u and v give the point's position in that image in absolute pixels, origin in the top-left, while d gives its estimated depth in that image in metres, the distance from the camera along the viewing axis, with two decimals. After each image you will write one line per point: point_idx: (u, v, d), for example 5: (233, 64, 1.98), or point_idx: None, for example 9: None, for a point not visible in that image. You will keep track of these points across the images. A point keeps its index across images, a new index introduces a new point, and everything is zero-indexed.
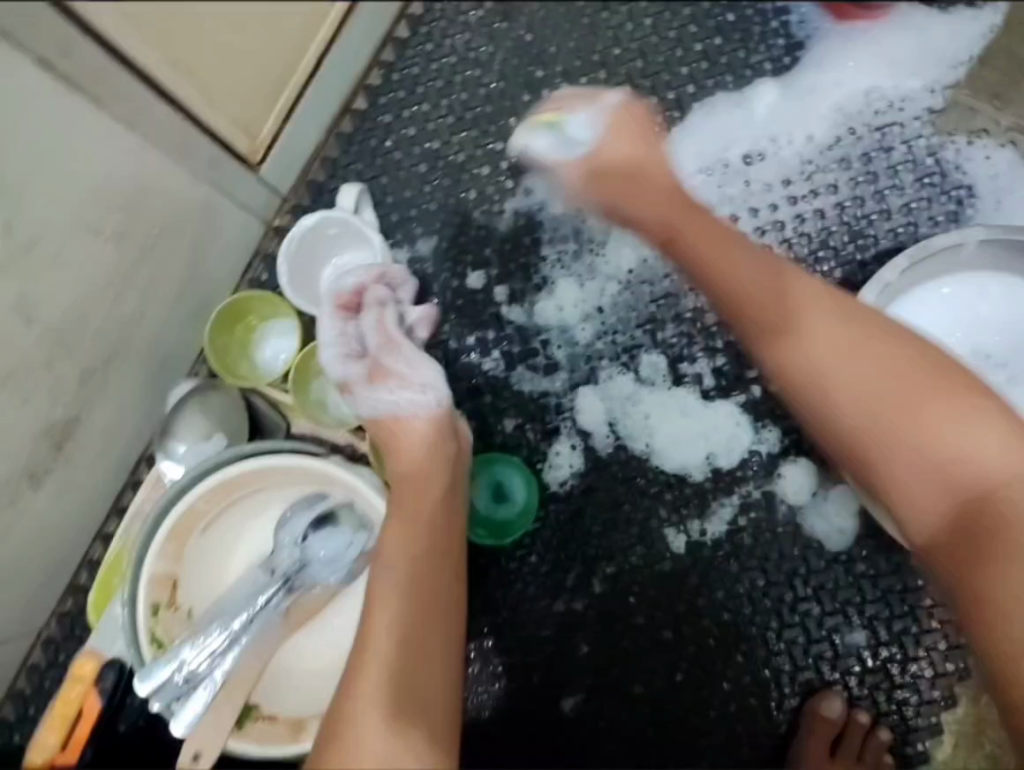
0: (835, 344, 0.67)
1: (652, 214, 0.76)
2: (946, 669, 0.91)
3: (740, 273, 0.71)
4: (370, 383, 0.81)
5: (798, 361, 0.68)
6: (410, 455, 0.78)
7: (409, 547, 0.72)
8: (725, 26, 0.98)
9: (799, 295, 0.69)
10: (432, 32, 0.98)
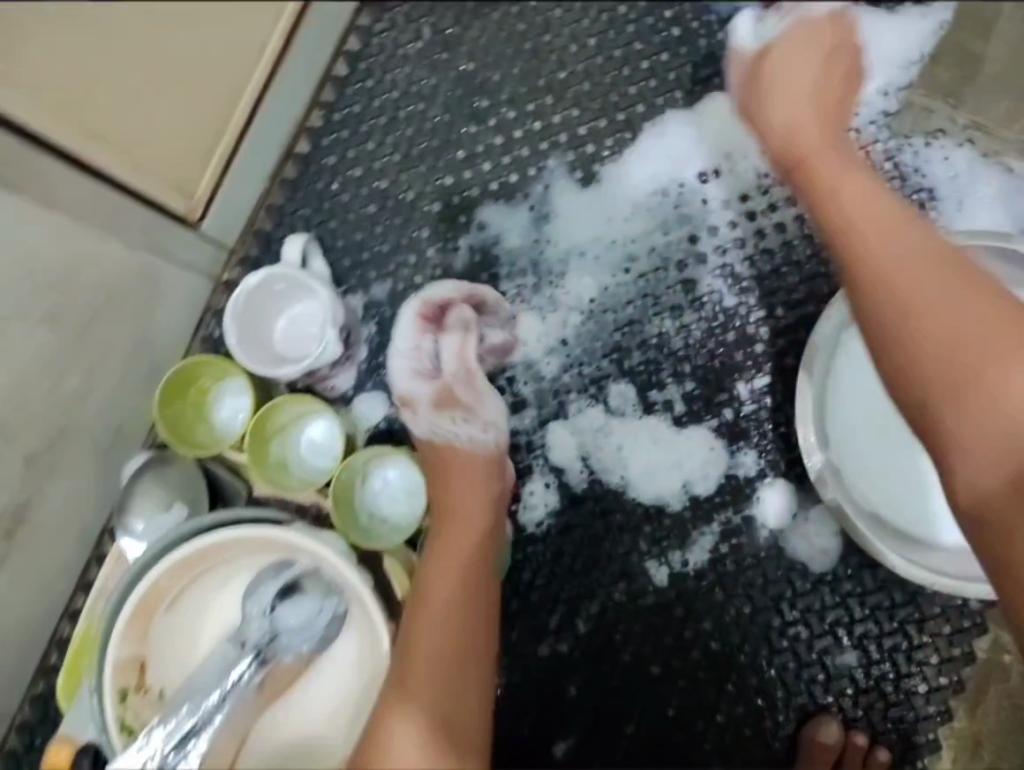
0: (918, 269, 0.66)
1: (782, 136, 0.78)
2: (940, 683, 0.89)
3: (845, 192, 0.72)
4: (435, 408, 0.86)
5: (873, 275, 0.67)
6: (455, 487, 0.82)
7: (454, 576, 0.77)
8: (672, 41, 0.95)
9: (904, 220, 0.68)
10: (372, 67, 0.95)
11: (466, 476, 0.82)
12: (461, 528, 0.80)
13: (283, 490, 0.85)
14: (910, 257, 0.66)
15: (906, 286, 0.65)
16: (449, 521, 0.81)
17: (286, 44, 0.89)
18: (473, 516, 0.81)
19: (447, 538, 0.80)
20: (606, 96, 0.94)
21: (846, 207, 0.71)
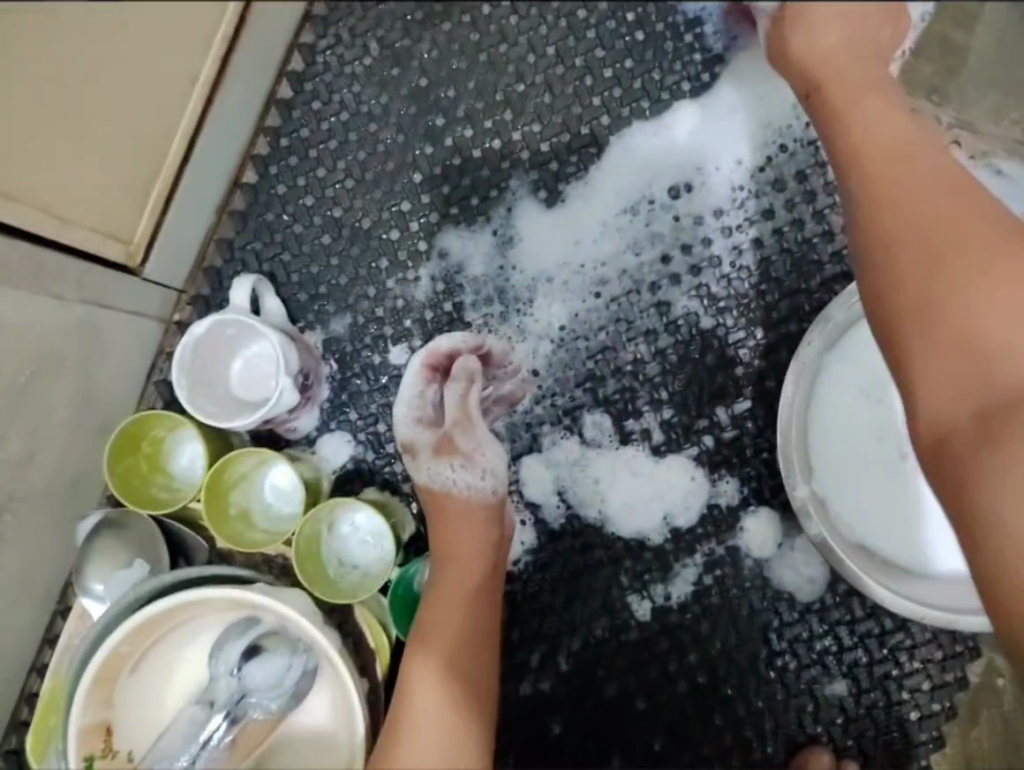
0: (923, 214, 0.62)
1: (804, 58, 0.71)
2: (932, 710, 0.88)
3: (864, 120, 0.67)
4: (436, 455, 0.83)
5: (876, 210, 0.64)
6: (457, 534, 0.79)
7: (455, 623, 0.75)
8: (636, 46, 0.89)
9: (922, 156, 0.64)
10: (318, 88, 0.89)
11: (467, 522, 0.79)
12: (464, 576, 0.77)
13: (242, 545, 0.81)
14: (919, 198, 0.63)
15: (909, 228, 0.62)
16: (448, 568, 0.77)
17: (220, 70, 0.83)
18: (475, 563, 0.78)
19: (448, 585, 0.76)
20: (568, 109, 0.89)
21: (862, 140, 0.66)
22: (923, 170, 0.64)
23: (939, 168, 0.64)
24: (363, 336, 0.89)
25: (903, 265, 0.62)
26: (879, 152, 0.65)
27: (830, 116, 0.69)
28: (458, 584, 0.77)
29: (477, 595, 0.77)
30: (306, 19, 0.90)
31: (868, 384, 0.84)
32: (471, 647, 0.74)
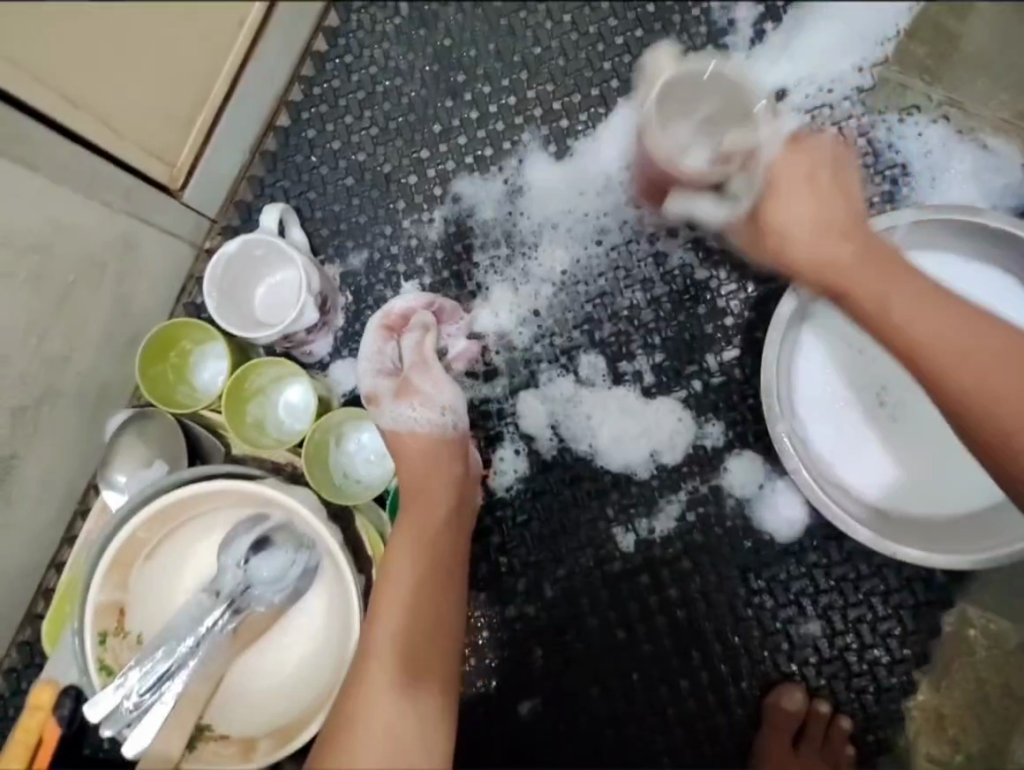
0: (1011, 376, 0.64)
1: (816, 276, 0.71)
2: (903, 656, 0.90)
3: (910, 325, 0.66)
4: (395, 399, 0.86)
5: (976, 403, 0.64)
6: (419, 472, 0.83)
7: (420, 561, 0.79)
8: (646, 16, 0.96)
9: (972, 336, 0.65)
10: (351, 44, 0.97)
11: (433, 464, 0.83)
12: (430, 517, 0.81)
13: (259, 453, 0.88)
14: (1007, 369, 0.64)
15: (1009, 403, 0.64)
16: (413, 505, 0.82)
17: (265, 16, 0.91)
18: (441, 503, 0.82)
19: (412, 523, 0.80)
20: (580, 72, 0.96)
21: (927, 353, 0.66)
22: (982, 341, 0.65)
23: (999, 340, 0.65)
24: (377, 271, 0.96)
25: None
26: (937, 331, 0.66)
27: (877, 311, 0.68)
28: (424, 521, 0.81)
29: (442, 534, 0.81)
30: None
31: (848, 334, 0.88)
32: (437, 583, 0.79)
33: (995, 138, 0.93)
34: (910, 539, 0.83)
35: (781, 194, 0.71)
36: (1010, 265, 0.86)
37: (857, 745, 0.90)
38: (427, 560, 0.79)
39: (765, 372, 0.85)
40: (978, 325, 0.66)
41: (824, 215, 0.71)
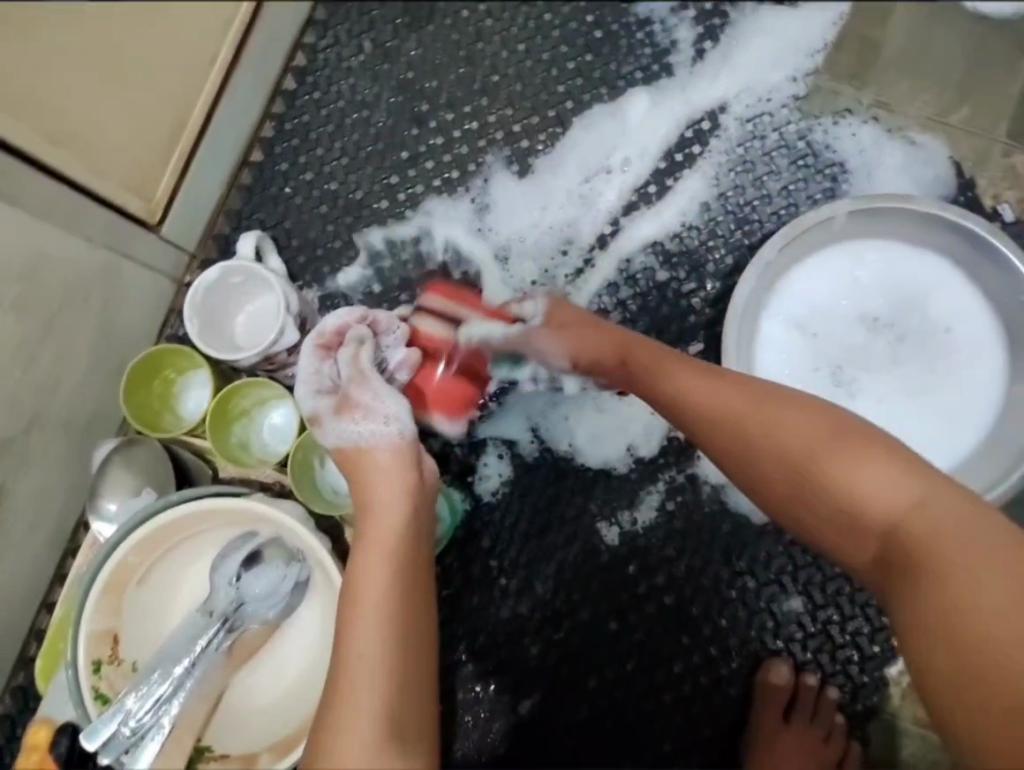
0: (733, 413, 0.71)
1: (600, 355, 0.82)
2: (882, 623, 0.94)
3: (675, 381, 0.75)
4: (336, 417, 0.82)
5: (710, 441, 0.73)
6: (375, 487, 0.78)
7: (389, 575, 0.72)
8: (595, 42, 1.03)
9: (712, 385, 0.73)
10: (319, 80, 1.01)
11: (392, 473, 0.79)
12: (396, 527, 0.75)
13: (246, 472, 0.90)
14: (737, 405, 0.71)
15: (746, 439, 0.70)
16: (374, 517, 0.76)
17: (235, 55, 0.95)
18: (407, 511, 0.77)
19: (376, 537, 0.74)
20: (536, 96, 1.02)
21: (675, 407, 0.75)
22: (720, 388, 0.73)
23: (748, 384, 0.73)
24: (355, 294, 0.98)
25: (765, 460, 0.69)
26: (674, 390, 0.75)
27: (637, 381, 0.79)
28: (390, 532, 0.75)
29: (410, 546, 0.75)
30: (309, 22, 1.02)
31: (803, 320, 0.94)
32: (412, 597, 0.72)
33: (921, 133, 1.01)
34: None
35: (562, 315, 0.85)
36: (942, 246, 0.93)
37: (846, 713, 0.93)
38: (398, 573, 0.73)
39: (729, 363, 0.89)
40: (710, 378, 0.74)
41: (581, 334, 0.83)
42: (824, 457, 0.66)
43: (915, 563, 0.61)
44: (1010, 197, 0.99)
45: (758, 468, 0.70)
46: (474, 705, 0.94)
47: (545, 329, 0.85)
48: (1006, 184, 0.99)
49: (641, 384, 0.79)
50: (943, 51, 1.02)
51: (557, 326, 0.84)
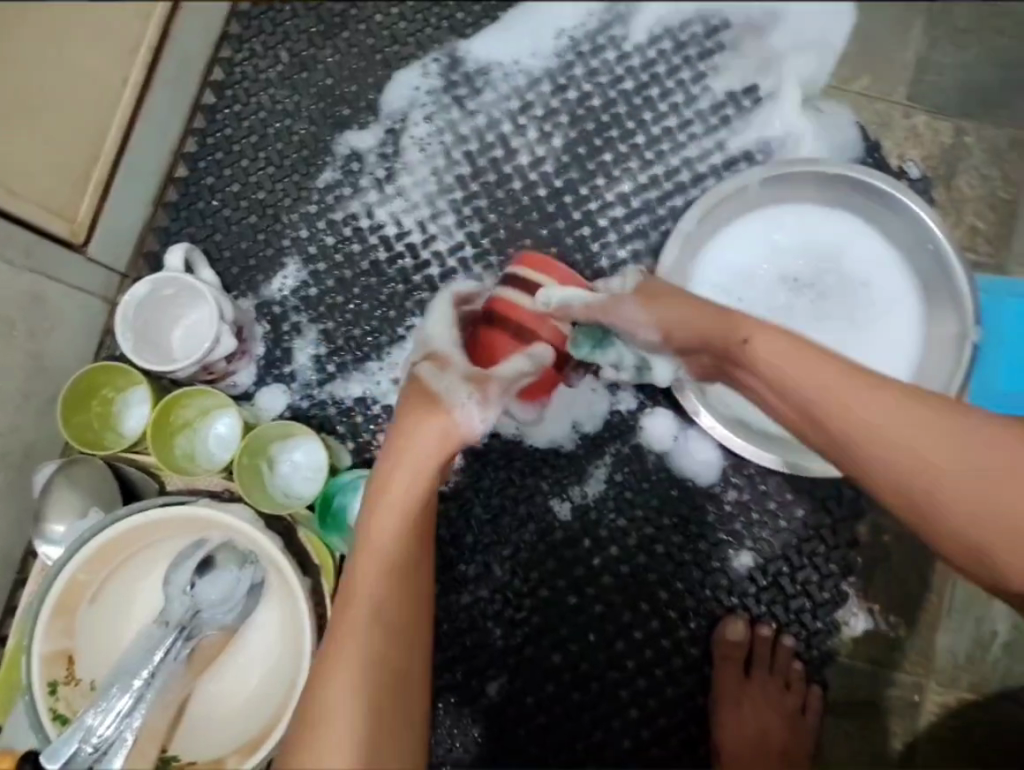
0: (904, 408, 0.64)
1: (723, 344, 0.71)
2: (830, 570, 0.98)
3: (833, 391, 0.65)
4: (466, 381, 0.78)
5: (873, 441, 0.64)
6: (390, 474, 0.73)
7: (377, 638, 0.69)
8: (510, 33, 1.02)
9: (889, 393, 0.65)
10: (238, 93, 1.02)
11: (393, 511, 0.72)
12: (380, 579, 0.70)
13: (195, 483, 0.90)
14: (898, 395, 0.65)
15: (930, 457, 0.63)
16: (364, 566, 0.70)
17: (148, 75, 0.95)
18: (395, 558, 0.71)
19: (364, 592, 0.70)
20: (455, 92, 1.01)
21: (841, 414, 0.65)
22: (892, 397, 0.64)
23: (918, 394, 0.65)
24: (290, 300, 0.99)
25: (945, 466, 0.63)
26: (828, 376, 0.66)
27: (763, 369, 0.68)
28: (372, 588, 0.70)
29: (398, 598, 0.71)
30: (223, 37, 1.03)
31: (728, 286, 0.97)
32: (394, 657, 0.69)
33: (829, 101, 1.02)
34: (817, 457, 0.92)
35: (652, 291, 0.78)
36: (853, 206, 0.97)
37: (803, 659, 0.98)
38: (385, 636, 0.69)
39: None
40: (855, 371, 0.66)
41: (687, 317, 0.74)
42: (1000, 453, 0.63)
43: None
44: (914, 156, 1.02)
45: (936, 485, 0.63)
46: (444, 692, 0.96)
47: (635, 299, 0.78)
48: (910, 143, 1.02)
49: (763, 371, 0.68)
50: (843, 20, 1.04)
51: (648, 305, 0.76)
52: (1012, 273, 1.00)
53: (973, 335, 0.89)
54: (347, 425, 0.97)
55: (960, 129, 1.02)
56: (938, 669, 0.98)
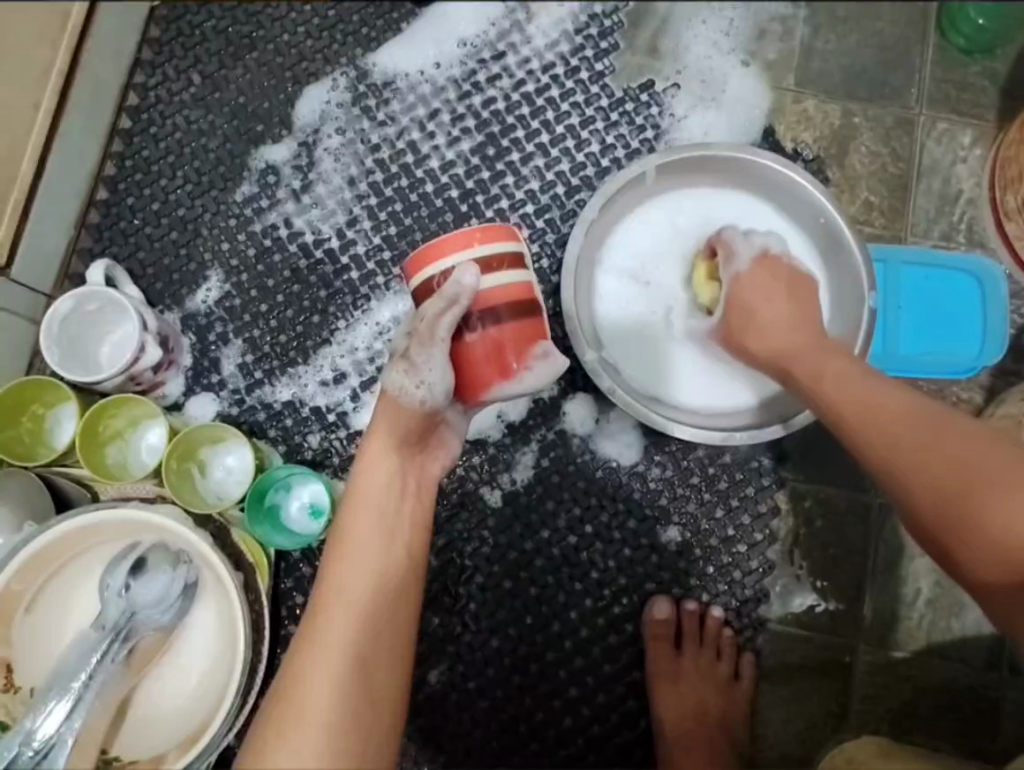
0: (886, 411, 0.74)
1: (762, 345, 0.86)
2: (757, 540, 1.01)
3: (824, 387, 0.79)
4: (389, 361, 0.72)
5: (848, 425, 0.75)
6: (387, 475, 0.71)
7: (354, 642, 0.66)
8: (413, 43, 1.07)
9: (868, 395, 0.75)
10: (153, 117, 1.07)
11: (373, 508, 0.70)
12: (367, 562, 0.69)
13: (124, 489, 0.91)
14: (891, 421, 0.73)
15: (890, 446, 0.73)
16: (339, 561, 0.69)
17: (60, 102, 0.98)
18: (384, 549, 0.69)
19: (335, 583, 0.68)
20: (364, 102, 1.06)
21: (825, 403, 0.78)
22: (877, 397, 0.75)
23: (902, 400, 0.74)
24: (215, 310, 1.03)
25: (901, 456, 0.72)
26: (828, 378, 0.79)
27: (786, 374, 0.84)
28: (360, 568, 0.68)
29: (379, 597, 0.68)
30: (136, 63, 1.07)
31: (632, 272, 1.02)
32: (370, 661, 0.66)
33: (725, 91, 1.06)
34: (734, 429, 0.96)
35: (750, 298, 0.87)
36: (750, 184, 1.02)
37: (734, 628, 1.00)
38: (361, 638, 0.66)
39: (578, 343, 0.94)
40: (855, 376, 0.78)
41: (747, 309, 0.88)
42: (956, 462, 0.70)
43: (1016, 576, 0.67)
44: (806, 139, 1.06)
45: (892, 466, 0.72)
46: None
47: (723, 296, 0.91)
48: (802, 127, 1.07)
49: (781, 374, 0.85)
50: (732, 13, 1.08)
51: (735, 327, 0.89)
52: (907, 243, 1.05)
53: (869, 301, 0.93)
54: (277, 429, 1.00)
55: (848, 111, 1.07)
56: (868, 629, 1.01)
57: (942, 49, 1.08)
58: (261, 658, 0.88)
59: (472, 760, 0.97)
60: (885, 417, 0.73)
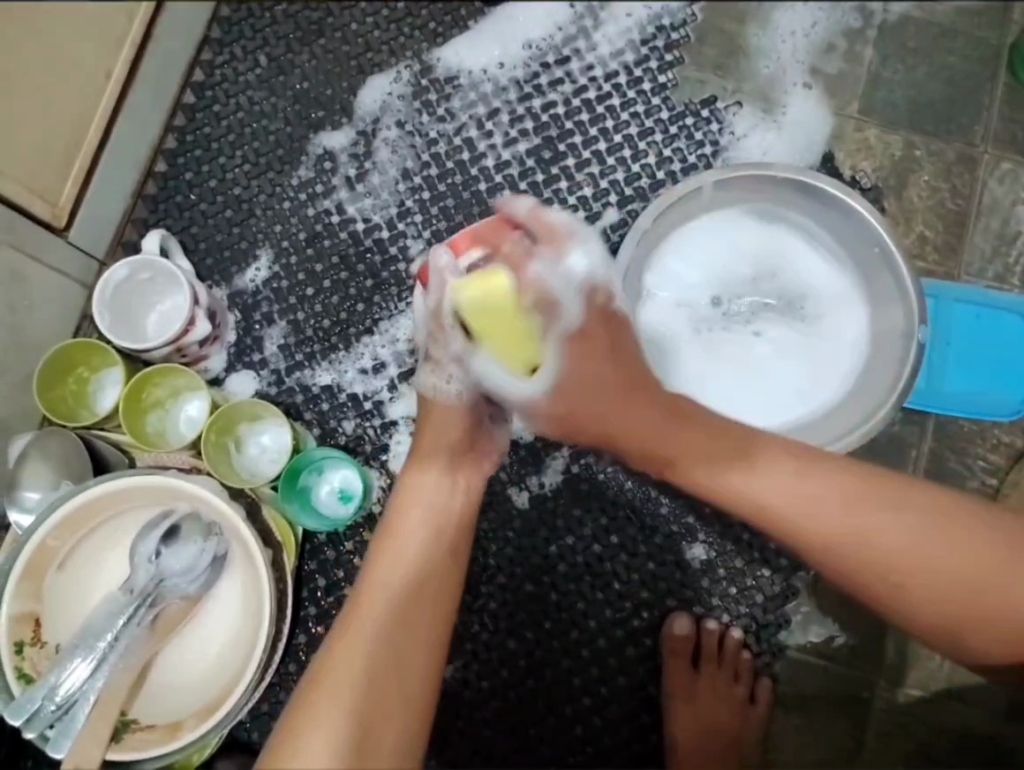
0: (800, 488, 0.72)
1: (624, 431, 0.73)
2: (781, 565, 1.00)
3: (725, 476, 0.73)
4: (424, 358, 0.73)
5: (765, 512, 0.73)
6: (428, 477, 0.73)
7: (387, 635, 0.66)
8: (476, 41, 1.08)
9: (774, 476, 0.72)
10: (217, 94, 1.08)
11: (421, 508, 0.72)
12: (409, 557, 0.70)
13: (161, 458, 0.92)
14: (802, 501, 0.72)
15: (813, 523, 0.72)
16: (383, 554, 0.70)
17: (129, 73, 1.00)
18: (426, 547, 0.70)
19: (379, 575, 0.69)
20: (425, 96, 1.07)
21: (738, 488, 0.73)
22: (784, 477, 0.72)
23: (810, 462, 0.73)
24: (262, 290, 1.04)
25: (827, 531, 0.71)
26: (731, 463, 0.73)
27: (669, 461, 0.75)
28: (402, 561, 0.69)
29: (416, 591, 0.69)
30: (205, 40, 1.09)
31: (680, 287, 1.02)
32: (403, 656, 0.66)
33: (786, 114, 1.06)
34: None
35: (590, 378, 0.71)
36: (804, 211, 1.01)
37: (752, 652, 1.00)
38: (394, 630, 0.67)
39: None
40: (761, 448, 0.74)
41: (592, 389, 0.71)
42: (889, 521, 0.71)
43: (968, 617, 0.71)
44: (866, 167, 1.06)
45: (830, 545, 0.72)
46: None
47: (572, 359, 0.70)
48: (862, 155, 1.06)
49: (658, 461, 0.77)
50: (798, 36, 1.08)
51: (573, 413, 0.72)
52: (959, 281, 1.04)
53: (918, 335, 0.92)
54: (314, 412, 1.01)
55: (910, 142, 1.06)
56: (888, 666, 0.99)
57: (1012, 87, 1.07)
58: (281, 638, 0.88)
59: (479, 757, 0.97)
60: (795, 498, 0.72)
